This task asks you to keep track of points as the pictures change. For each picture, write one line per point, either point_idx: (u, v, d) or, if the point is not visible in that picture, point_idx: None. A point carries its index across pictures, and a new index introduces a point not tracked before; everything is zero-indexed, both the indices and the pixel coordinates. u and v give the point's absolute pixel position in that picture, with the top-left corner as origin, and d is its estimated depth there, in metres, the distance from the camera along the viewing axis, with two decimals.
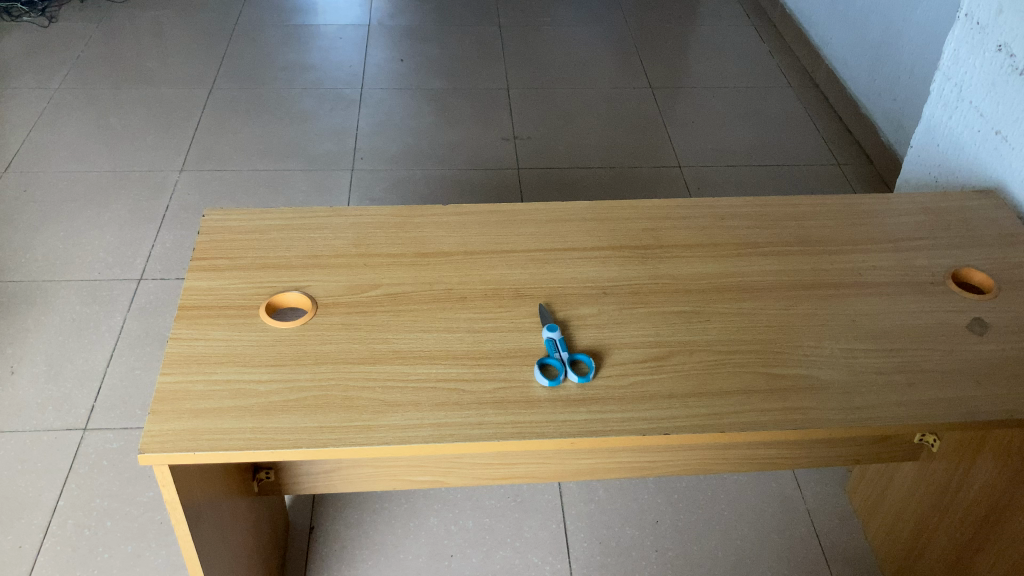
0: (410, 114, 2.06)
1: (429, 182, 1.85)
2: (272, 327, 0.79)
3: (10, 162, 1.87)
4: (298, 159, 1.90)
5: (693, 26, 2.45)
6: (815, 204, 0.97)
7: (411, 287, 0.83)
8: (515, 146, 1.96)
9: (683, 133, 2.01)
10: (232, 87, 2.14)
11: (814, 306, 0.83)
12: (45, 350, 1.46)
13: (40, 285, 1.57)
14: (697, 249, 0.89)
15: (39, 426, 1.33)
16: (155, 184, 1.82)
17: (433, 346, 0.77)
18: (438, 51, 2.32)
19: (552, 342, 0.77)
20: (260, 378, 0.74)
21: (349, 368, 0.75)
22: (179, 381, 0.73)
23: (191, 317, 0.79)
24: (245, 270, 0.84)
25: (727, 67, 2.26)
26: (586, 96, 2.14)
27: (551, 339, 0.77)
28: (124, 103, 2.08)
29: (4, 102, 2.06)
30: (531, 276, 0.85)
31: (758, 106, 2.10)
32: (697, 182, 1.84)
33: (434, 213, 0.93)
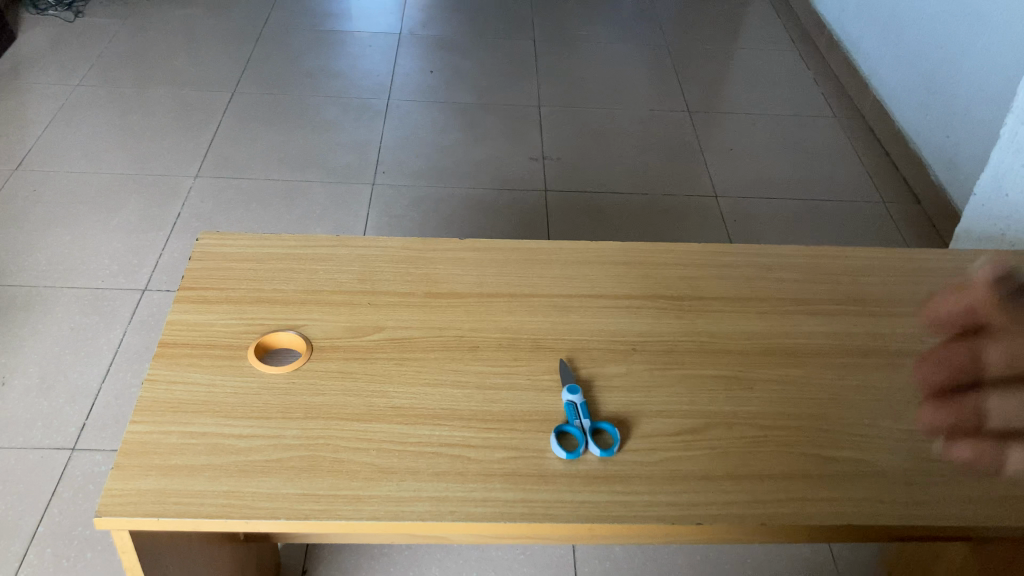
0: (436, 129, 1.98)
1: (451, 201, 1.76)
2: (259, 371, 0.70)
3: (22, 160, 1.81)
4: (318, 171, 1.83)
5: (735, 49, 2.36)
6: (871, 256, 0.87)
7: (418, 332, 0.75)
8: (544, 167, 1.87)
9: (721, 161, 1.91)
10: (255, 92, 2.08)
11: (870, 377, 0.73)
12: (39, 361, 1.39)
13: (40, 291, 1.51)
14: (740, 304, 0.80)
15: (25, 444, 1.26)
16: (168, 191, 1.76)
17: (438, 403, 0.69)
18: (469, 63, 2.24)
19: (573, 406, 0.68)
20: (242, 432, 0.66)
21: (341, 425, 0.67)
22: (151, 431, 0.65)
23: (172, 356, 0.71)
24: (237, 304, 0.76)
25: (769, 93, 2.17)
26: (620, 117, 2.06)
27: (572, 402, 0.68)
28: (142, 103, 2.02)
29: (22, 97, 2.00)
30: (551, 326, 0.76)
31: (800, 136, 2.01)
32: (734, 214, 1.75)
33: (449, 247, 0.84)
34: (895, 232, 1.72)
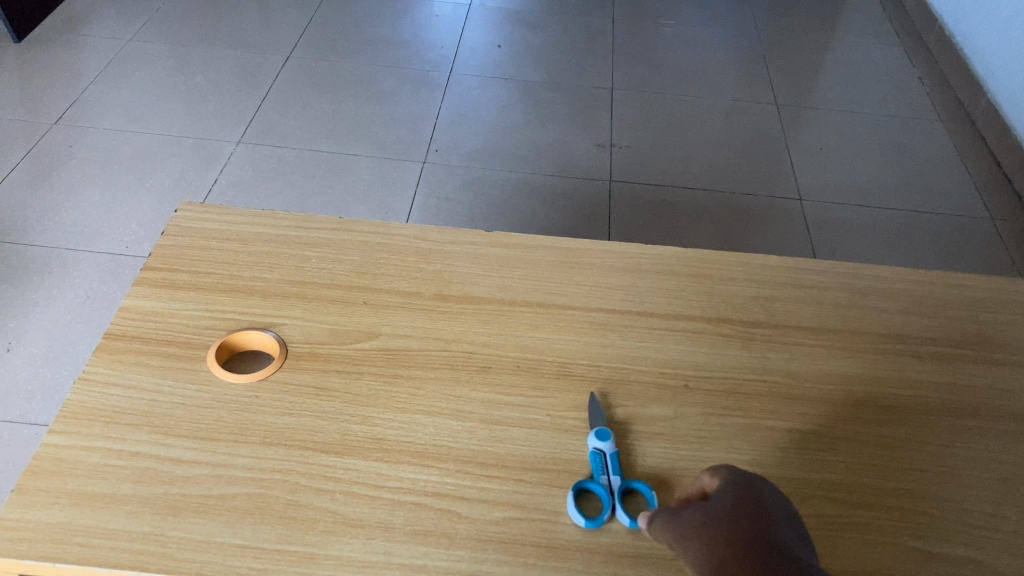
0: (499, 108, 1.84)
1: (506, 187, 1.62)
2: (217, 378, 0.57)
3: (63, 114, 1.73)
4: (366, 144, 1.70)
5: (833, 40, 2.15)
6: (993, 286, 0.70)
7: (418, 344, 0.61)
8: (611, 155, 1.71)
9: (808, 161, 1.72)
10: (311, 57, 1.96)
11: (992, 448, 0.57)
12: (49, 328, 1.29)
13: (60, 253, 1.42)
14: (826, 337, 0.64)
15: (21, 418, 1.17)
16: (207, 156, 1.65)
17: (431, 439, 0.54)
18: (540, 39, 2.08)
19: (600, 458, 0.53)
20: (182, 455, 0.52)
21: (306, 456, 0.53)
22: (71, 446, 0.52)
23: (115, 351, 0.58)
24: (206, 293, 0.63)
25: (867, 91, 1.96)
26: (700, 106, 1.88)
27: (599, 453, 0.53)
28: (194, 62, 1.92)
29: (72, 49, 1.92)
30: (585, 348, 0.61)
31: (899, 139, 1.80)
32: (820, 222, 1.56)
33: (471, 240, 0.70)
34: (1004, 255, 1.52)
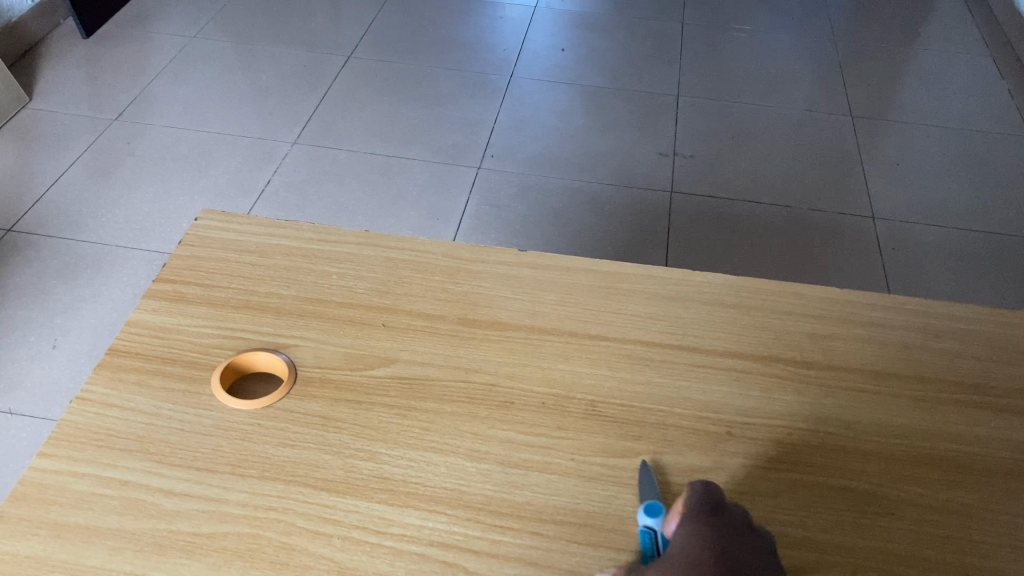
0: (559, 113, 1.79)
1: (562, 195, 1.57)
2: (219, 402, 0.53)
3: (124, 110, 1.74)
4: (422, 148, 1.67)
5: (915, 49, 2.05)
6: None
7: (437, 372, 0.56)
8: (673, 165, 1.65)
9: (883, 176, 1.63)
10: (372, 57, 1.93)
11: None
12: (95, 326, 1.29)
13: (110, 251, 1.42)
14: (888, 383, 0.57)
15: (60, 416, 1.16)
16: (263, 155, 1.64)
17: (441, 481, 0.50)
18: (606, 43, 2.02)
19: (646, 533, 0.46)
20: (173, 486, 0.49)
21: (306, 494, 0.49)
22: (59, 471, 0.49)
23: (117, 369, 0.55)
24: (219, 308, 0.59)
25: (949, 103, 1.86)
26: (769, 116, 1.80)
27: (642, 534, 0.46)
28: (256, 59, 1.91)
29: (137, 44, 1.93)
30: (618, 385, 0.56)
31: (983, 155, 1.70)
32: (894, 242, 1.48)
33: (503, 260, 0.65)
34: None
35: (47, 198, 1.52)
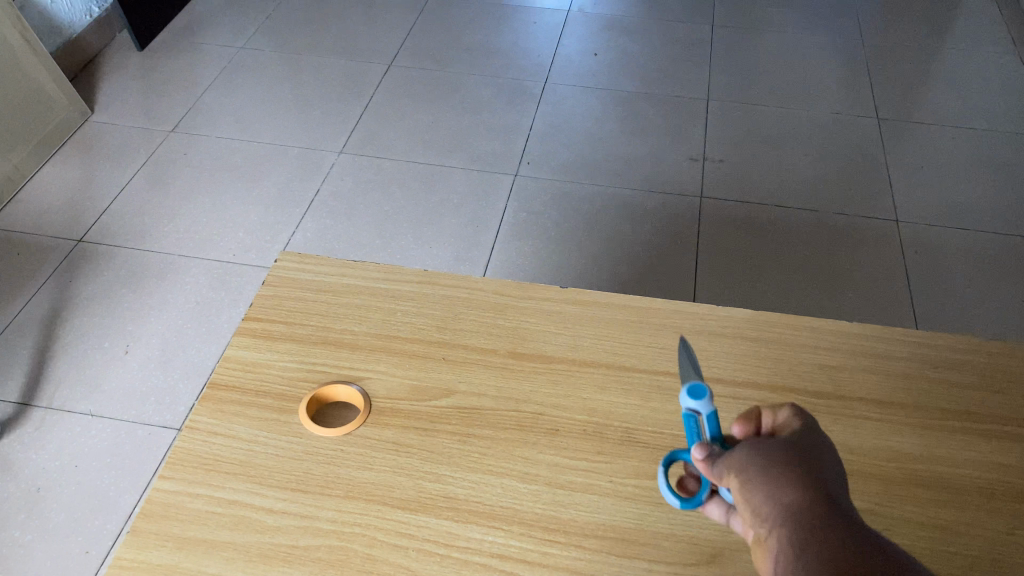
0: (592, 119, 1.85)
1: (595, 201, 1.64)
2: (307, 430, 0.62)
3: (179, 122, 1.84)
4: (461, 156, 1.74)
5: (942, 49, 2.08)
6: None
7: (492, 402, 0.65)
8: (702, 170, 1.71)
9: (907, 180, 1.68)
10: (411, 65, 2.01)
11: None
12: (163, 332, 1.38)
13: (173, 260, 1.51)
14: (890, 411, 0.65)
15: (136, 419, 1.25)
16: (311, 166, 1.72)
17: (498, 501, 0.58)
18: (638, 47, 2.09)
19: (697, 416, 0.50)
20: (272, 505, 0.58)
21: (384, 513, 0.57)
22: (177, 491, 0.58)
23: (218, 401, 0.64)
24: (300, 344, 0.68)
25: (975, 104, 1.89)
26: (797, 119, 1.85)
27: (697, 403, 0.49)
28: (302, 70, 1.99)
29: (189, 56, 2.03)
30: (649, 413, 0.64)
31: (1006, 156, 1.74)
32: (916, 245, 1.53)
33: (547, 297, 0.73)
34: None
35: (112, 209, 1.62)
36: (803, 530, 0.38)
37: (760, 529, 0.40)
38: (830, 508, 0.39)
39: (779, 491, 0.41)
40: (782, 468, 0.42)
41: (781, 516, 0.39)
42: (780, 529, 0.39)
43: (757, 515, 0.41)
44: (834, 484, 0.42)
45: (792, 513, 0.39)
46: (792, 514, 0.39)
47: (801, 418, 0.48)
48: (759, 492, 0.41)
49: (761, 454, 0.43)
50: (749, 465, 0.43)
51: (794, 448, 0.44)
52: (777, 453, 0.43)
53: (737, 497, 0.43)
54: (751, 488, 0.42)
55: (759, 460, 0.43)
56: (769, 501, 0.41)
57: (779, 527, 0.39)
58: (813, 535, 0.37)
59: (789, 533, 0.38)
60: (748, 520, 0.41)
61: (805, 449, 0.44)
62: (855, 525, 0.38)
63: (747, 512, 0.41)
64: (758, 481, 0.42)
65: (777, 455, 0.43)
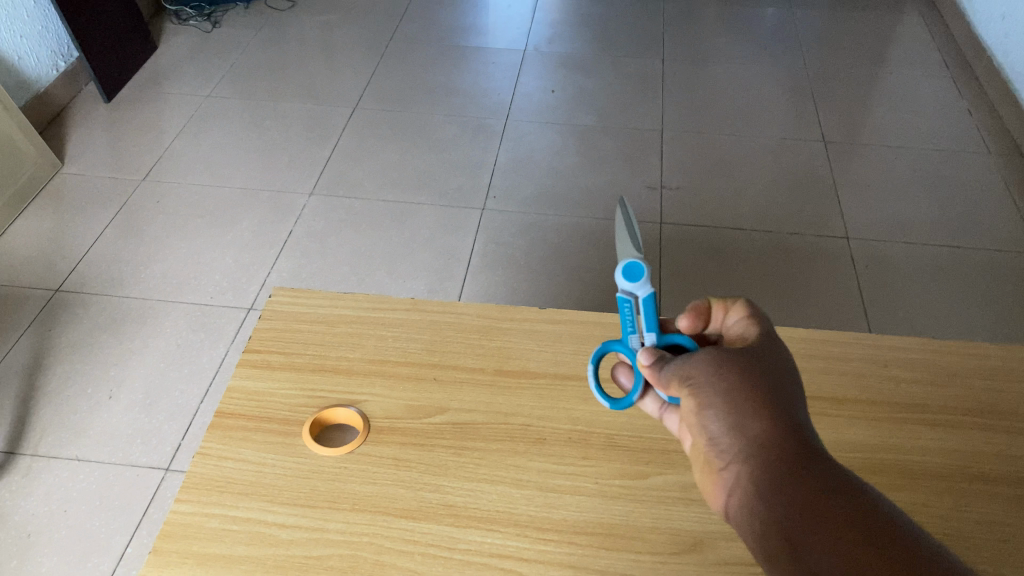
0: (554, 153, 1.92)
1: (562, 231, 1.69)
2: (311, 451, 0.66)
3: (150, 171, 1.86)
4: (429, 193, 1.79)
5: (881, 74, 2.20)
6: (1007, 353, 0.75)
7: (482, 417, 0.70)
8: (661, 197, 1.78)
9: (856, 199, 1.77)
10: (376, 107, 2.07)
11: (996, 512, 0.63)
12: (145, 375, 1.38)
13: (152, 305, 1.52)
14: (846, 408, 0.71)
15: (124, 460, 1.26)
16: (282, 208, 1.75)
17: (494, 505, 0.63)
18: (594, 83, 2.17)
19: (631, 299, 0.59)
20: (284, 521, 0.62)
21: (389, 522, 0.62)
22: (194, 512, 0.62)
23: (226, 428, 0.68)
24: (299, 372, 0.73)
25: (915, 125, 2.00)
26: (748, 146, 1.94)
27: (634, 282, 0.58)
28: (268, 116, 2.04)
29: (156, 106, 2.06)
30: (628, 420, 0.70)
31: (946, 174, 1.84)
32: (867, 260, 1.61)
33: (528, 317, 0.79)
34: None
35: (88, 257, 1.62)
36: (756, 468, 0.45)
37: (717, 455, 0.47)
38: (785, 441, 0.45)
39: (734, 425, 0.47)
40: (745, 395, 0.47)
41: (740, 455, 0.46)
42: (736, 464, 0.46)
43: (716, 443, 0.48)
44: (791, 401, 0.48)
45: (747, 447, 0.46)
46: (760, 450, 0.45)
47: (760, 332, 0.54)
48: (716, 421, 0.48)
49: (718, 377, 0.48)
50: (706, 389, 0.48)
51: (751, 364, 0.49)
52: (734, 375, 0.48)
53: (697, 418, 0.49)
54: (709, 414, 0.48)
55: (715, 384, 0.48)
56: (725, 432, 0.47)
57: (734, 460, 0.46)
58: (765, 475, 0.44)
59: (743, 470, 0.45)
60: (707, 444, 0.48)
61: (765, 367, 0.49)
62: (807, 460, 0.44)
63: (705, 434, 0.48)
64: (715, 410, 0.48)
65: (731, 379, 0.48)
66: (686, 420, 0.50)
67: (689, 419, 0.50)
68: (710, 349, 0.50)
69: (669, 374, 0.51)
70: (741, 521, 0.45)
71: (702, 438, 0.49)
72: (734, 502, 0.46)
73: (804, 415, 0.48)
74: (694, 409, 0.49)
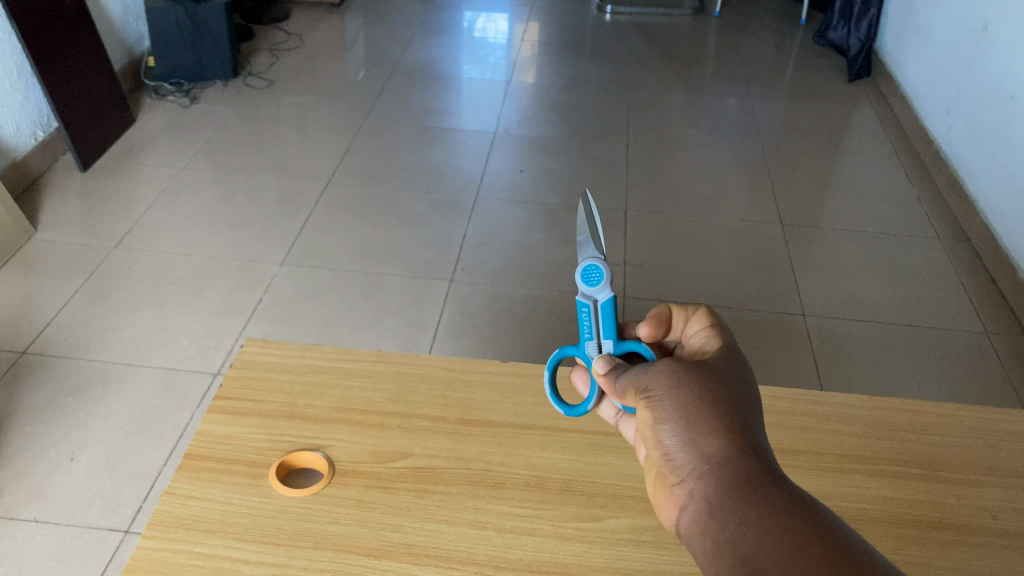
0: (521, 229, 1.98)
1: (527, 304, 1.74)
2: (276, 492, 0.68)
3: (122, 239, 1.86)
4: (400, 264, 1.83)
5: (835, 162, 2.30)
6: (942, 411, 0.80)
7: (444, 462, 0.72)
8: (624, 272, 1.83)
9: (812, 279, 1.83)
10: (349, 182, 2.12)
11: (931, 555, 0.66)
12: (108, 438, 1.37)
13: (117, 368, 1.51)
14: (790, 458, 0.74)
15: (83, 523, 1.23)
16: (252, 277, 1.77)
17: (453, 545, 0.65)
18: (560, 164, 2.25)
19: (590, 302, 0.64)
20: (248, 558, 0.63)
21: (351, 560, 0.63)
22: (159, 548, 0.64)
23: (194, 469, 0.70)
24: (267, 418, 0.75)
25: (868, 211, 2.09)
26: (709, 227, 2.01)
27: (595, 288, 0.63)
28: (241, 189, 2.07)
29: (131, 177, 2.09)
30: (583, 467, 0.73)
31: (899, 257, 1.92)
32: (822, 335, 1.67)
33: (489, 370, 0.82)
34: (998, 366, 1.60)
35: (57, 320, 1.62)
36: (706, 483, 0.48)
37: (672, 469, 0.51)
38: (739, 455, 0.48)
39: (689, 440, 0.50)
40: (701, 413, 0.51)
41: (695, 470, 0.50)
42: (690, 479, 0.50)
43: (672, 458, 0.51)
44: (749, 417, 0.51)
45: (701, 462, 0.49)
46: (714, 465, 0.49)
47: (724, 348, 0.58)
48: (672, 435, 0.51)
49: (677, 392, 0.52)
50: (664, 404, 0.52)
51: (709, 379, 0.52)
52: (693, 391, 0.52)
53: (656, 433, 0.52)
54: (667, 430, 0.52)
55: (674, 400, 0.52)
56: (681, 447, 0.51)
57: (688, 475, 0.50)
58: (714, 489, 0.48)
59: (695, 484, 0.49)
60: (665, 459, 0.52)
61: (725, 384, 0.52)
62: (760, 471, 0.47)
63: (663, 448, 0.52)
64: (671, 425, 0.51)
65: (689, 395, 0.51)
66: (645, 433, 0.54)
67: (647, 433, 0.54)
68: (671, 363, 0.54)
69: (630, 387, 0.55)
70: (693, 534, 0.49)
71: (659, 451, 0.52)
72: (686, 515, 0.49)
73: (759, 428, 0.51)
74: (652, 422, 0.53)
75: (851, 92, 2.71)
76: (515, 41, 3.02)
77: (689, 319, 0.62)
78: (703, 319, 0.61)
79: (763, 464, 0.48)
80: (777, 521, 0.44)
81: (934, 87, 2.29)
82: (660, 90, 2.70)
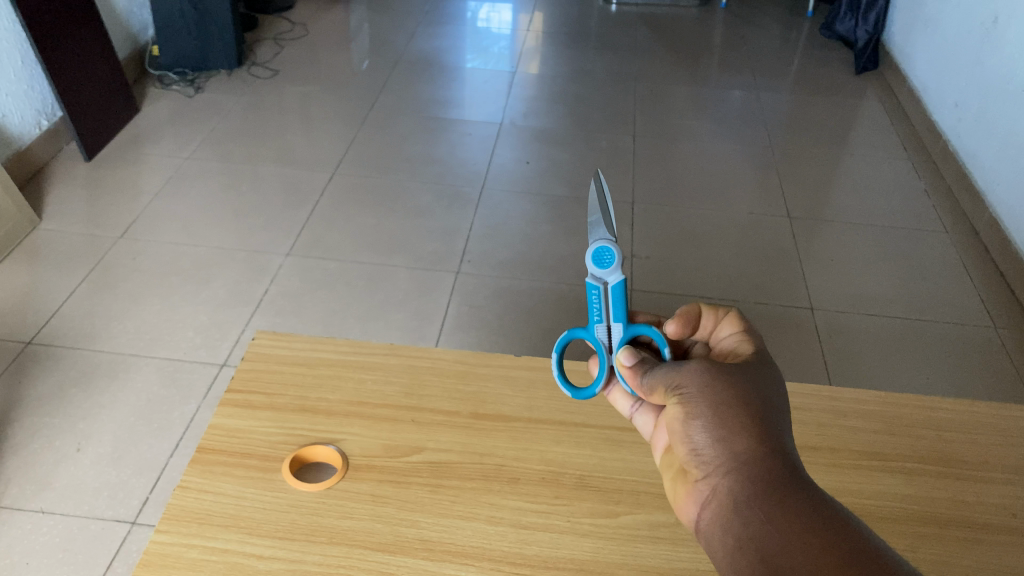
0: (527, 220, 1.97)
1: (534, 296, 1.73)
2: (290, 486, 0.68)
3: (127, 229, 1.85)
4: (405, 256, 1.82)
5: (842, 155, 2.29)
6: (958, 407, 0.79)
7: (458, 457, 0.72)
8: (631, 265, 1.82)
9: (820, 272, 1.83)
10: (355, 173, 2.11)
11: (953, 553, 0.66)
12: (114, 430, 1.36)
13: (123, 359, 1.50)
14: (807, 454, 0.74)
15: (89, 513, 1.23)
16: (258, 267, 1.76)
17: (468, 540, 0.64)
18: (566, 156, 2.24)
19: (600, 285, 0.64)
20: (263, 553, 0.63)
21: (367, 556, 0.63)
22: (173, 542, 0.63)
23: (206, 463, 0.69)
24: (280, 412, 0.75)
25: (876, 204, 2.08)
26: (715, 219, 2.00)
27: (605, 270, 0.63)
28: (245, 180, 2.06)
29: (135, 167, 2.08)
30: (597, 462, 0.72)
31: (907, 251, 1.91)
32: (828, 328, 1.66)
33: (502, 363, 0.82)
34: (1007, 362, 1.59)
35: (62, 310, 1.61)
36: (733, 479, 0.48)
37: (698, 465, 0.51)
38: (769, 457, 0.48)
39: (719, 437, 0.50)
40: (732, 411, 0.50)
41: (722, 466, 0.49)
42: (716, 475, 0.49)
43: (700, 454, 0.51)
44: (779, 420, 0.50)
45: (729, 459, 0.49)
46: (742, 464, 0.48)
47: (757, 353, 0.57)
48: (700, 430, 0.51)
49: (709, 390, 0.51)
50: (695, 399, 0.51)
51: (743, 380, 0.52)
52: (726, 390, 0.51)
53: (685, 429, 0.52)
54: (697, 426, 0.51)
55: (705, 395, 0.51)
56: (709, 444, 0.50)
57: (715, 471, 0.49)
58: (741, 487, 0.47)
59: (720, 480, 0.49)
60: (691, 455, 0.51)
61: (757, 386, 0.52)
62: (788, 474, 0.47)
63: (690, 444, 0.51)
64: (702, 422, 0.51)
65: (721, 393, 0.51)
66: (671, 427, 0.53)
67: (674, 428, 0.53)
68: (704, 361, 0.53)
69: (660, 382, 0.54)
70: (714, 530, 0.48)
71: (686, 448, 0.52)
72: (708, 511, 0.49)
73: (789, 433, 0.50)
74: (681, 417, 0.52)
75: (859, 85, 2.70)
76: (520, 32, 3.00)
77: (719, 321, 0.61)
78: (734, 324, 0.60)
79: (792, 469, 0.47)
80: (804, 523, 0.44)
81: (943, 80, 2.28)
82: (666, 81, 2.69)
